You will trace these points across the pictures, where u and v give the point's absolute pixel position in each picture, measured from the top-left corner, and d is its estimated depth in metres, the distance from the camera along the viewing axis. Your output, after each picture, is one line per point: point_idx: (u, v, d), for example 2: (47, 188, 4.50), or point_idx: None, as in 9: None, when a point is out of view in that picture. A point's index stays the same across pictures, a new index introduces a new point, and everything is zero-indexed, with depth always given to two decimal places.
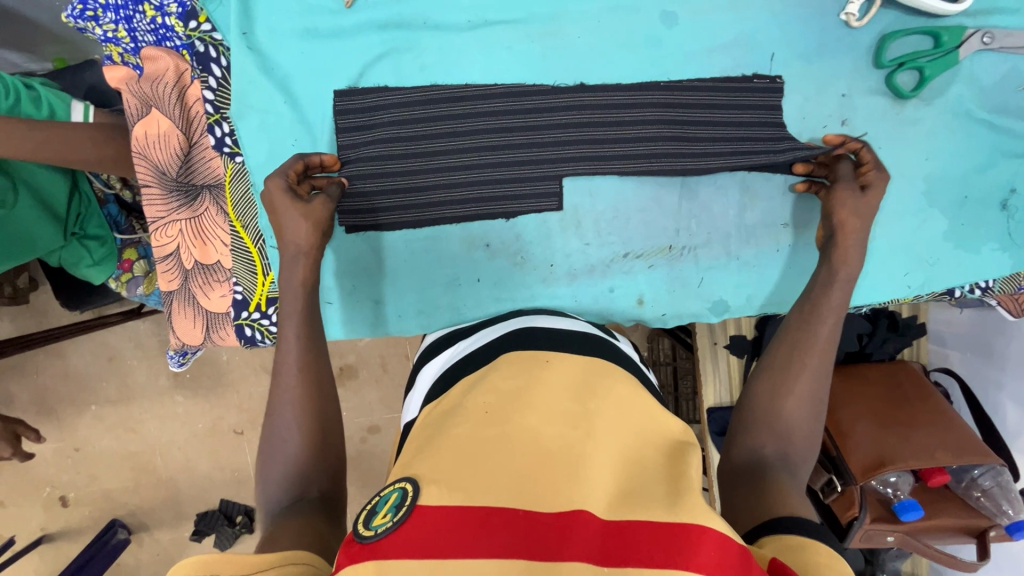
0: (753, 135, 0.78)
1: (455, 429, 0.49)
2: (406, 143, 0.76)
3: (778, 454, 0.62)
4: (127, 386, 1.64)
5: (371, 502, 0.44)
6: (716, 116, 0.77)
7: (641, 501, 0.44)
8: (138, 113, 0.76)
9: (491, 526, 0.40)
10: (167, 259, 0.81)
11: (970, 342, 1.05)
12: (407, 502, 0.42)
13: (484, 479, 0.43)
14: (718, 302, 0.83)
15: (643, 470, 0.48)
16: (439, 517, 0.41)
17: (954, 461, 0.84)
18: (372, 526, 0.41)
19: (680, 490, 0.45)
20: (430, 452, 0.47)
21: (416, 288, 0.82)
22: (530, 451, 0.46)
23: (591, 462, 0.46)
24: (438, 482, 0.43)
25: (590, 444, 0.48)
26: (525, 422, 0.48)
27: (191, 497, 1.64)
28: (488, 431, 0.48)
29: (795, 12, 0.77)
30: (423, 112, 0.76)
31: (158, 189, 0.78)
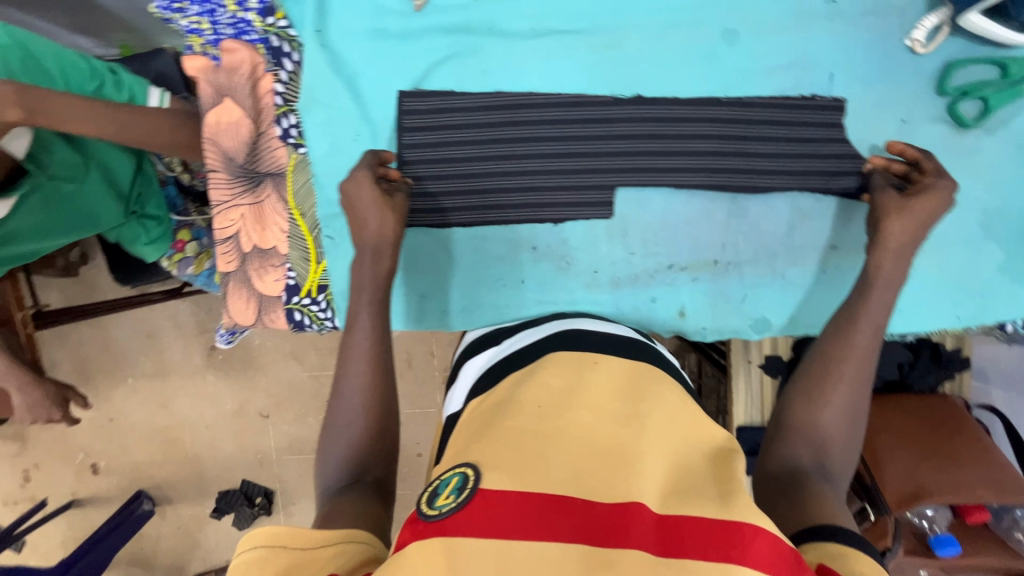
0: (806, 155, 0.78)
1: (509, 420, 0.50)
2: (464, 145, 0.79)
3: (818, 464, 0.61)
4: (163, 362, 1.70)
5: (433, 485, 0.45)
6: (771, 135, 0.78)
7: (692, 500, 0.45)
8: (212, 101, 0.80)
9: (547, 512, 0.41)
10: (227, 241, 0.85)
11: (1015, 381, 1.03)
12: (469, 485, 0.43)
13: (540, 468, 0.45)
14: (760, 320, 0.83)
15: (692, 472, 0.49)
16: (497, 500, 0.42)
17: (995, 499, 0.83)
18: (436, 505, 0.43)
19: (730, 490, 0.46)
20: (484, 440, 0.48)
21: (462, 285, 0.84)
22: (583, 447, 0.47)
23: (643, 460, 0.47)
24: (496, 468, 0.44)
25: (641, 443, 0.48)
26: (578, 419, 0.50)
27: (214, 476, 1.70)
28: (541, 425, 0.49)
29: (858, 35, 0.77)
30: (482, 117, 0.78)
31: (225, 174, 0.82)
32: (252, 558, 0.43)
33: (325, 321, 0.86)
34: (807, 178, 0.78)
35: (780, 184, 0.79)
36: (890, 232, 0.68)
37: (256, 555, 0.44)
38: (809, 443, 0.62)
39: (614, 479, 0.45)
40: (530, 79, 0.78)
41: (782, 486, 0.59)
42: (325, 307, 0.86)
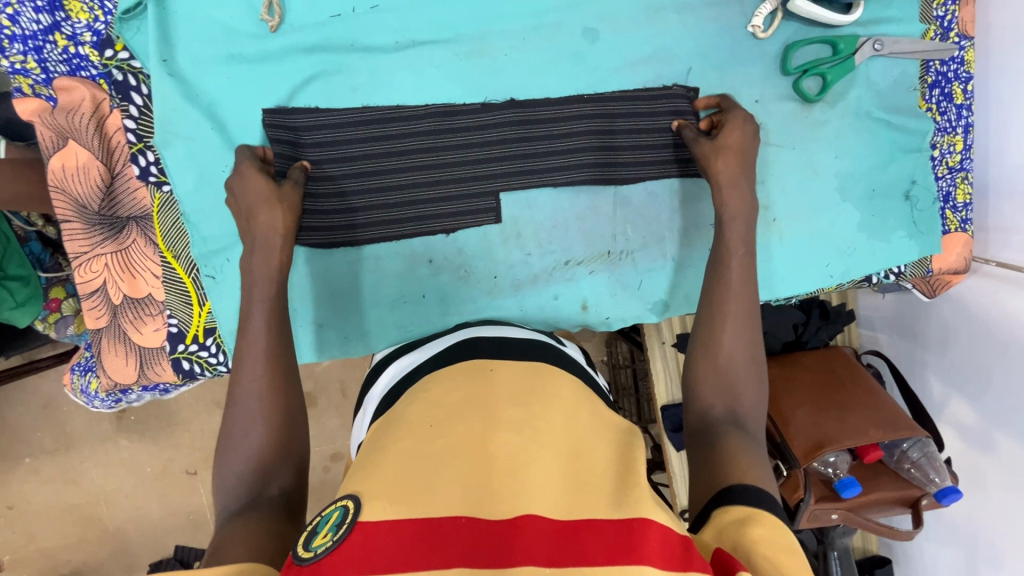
0: (674, 140, 0.82)
1: (400, 443, 0.50)
2: (341, 166, 0.76)
3: (727, 412, 0.63)
4: (65, 434, 1.54)
5: (313, 523, 0.44)
6: (638, 124, 0.81)
7: (586, 499, 0.46)
8: (55, 145, 0.73)
9: (439, 536, 0.41)
10: (93, 295, 0.78)
11: (895, 325, 1.13)
12: (348, 519, 0.42)
13: (430, 491, 0.44)
14: (658, 302, 0.86)
15: (589, 465, 0.50)
16: (386, 531, 0.41)
17: (885, 437, 0.90)
18: (312, 547, 0.41)
19: (624, 486, 0.47)
20: (373, 470, 0.47)
21: (363, 309, 0.82)
22: (475, 460, 0.47)
23: (537, 464, 0.47)
24: (380, 497, 0.43)
25: (535, 447, 0.49)
26: (469, 433, 0.50)
27: (143, 546, 1.56)
28: (432, 444, 0.49)
29: (707, 25, 0.82)
30: (357, 134, 0.76)
31: (80, 223, 0.75)
32: None
33: (218, 366, 0.81)
34: (676, 162, 0.83)
35: (655, 170, 0.83)
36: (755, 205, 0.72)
37: None
38: (715, 401, 0.64)
39: (506, 490, 0.45)
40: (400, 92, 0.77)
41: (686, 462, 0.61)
42: (216, 351, 0.80)
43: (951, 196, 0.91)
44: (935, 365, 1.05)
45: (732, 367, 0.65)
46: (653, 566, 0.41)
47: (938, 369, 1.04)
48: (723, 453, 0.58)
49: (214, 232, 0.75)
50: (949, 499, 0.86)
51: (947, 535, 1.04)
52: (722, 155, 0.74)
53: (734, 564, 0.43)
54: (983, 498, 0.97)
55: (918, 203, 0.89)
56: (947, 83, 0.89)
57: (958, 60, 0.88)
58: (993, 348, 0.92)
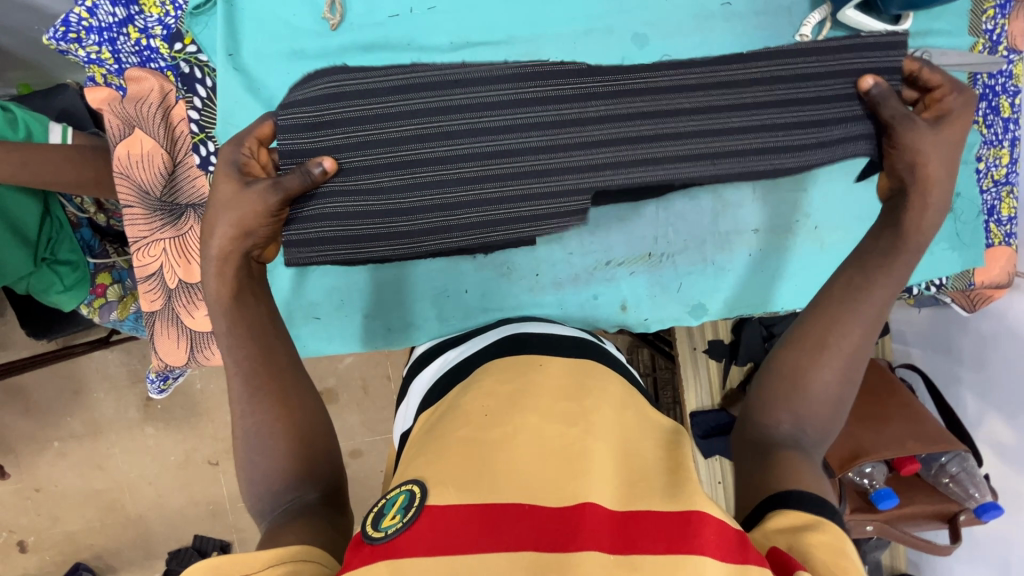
0: (756, 142, 0.76)
1: (456, 432, 0.50)
2: (369, 161, 0.70)
3: (793, 433, 0.59)
4: (93, 420, 1.57)
5: (378, 505, 0.45)
6: (709, 125, 0.74)
7: (642, 494, 0.46)
8: (121, 133, 0.76)
9: (501, 521, 0.42)
10: (150, 279, 0.80)
11: (930, 340, 1.12)
12: (416, 503, 0.43)
13: (490, 477, 0.45)
14: (697, 306, 0.87)
15: (641, 461, 0.50)
16: (448, 515, 0.42)
17: (924, 450, 0.89)
18: (382, 527, 0.42)
19: (679, 480, 0.47)
20: (433, 457, 0.48)
21: (406, 302, 0.83)
22: (533, 450, 0.47)
23: (592, 455, 0.47)
24: (444, 484, 0.44)
25: (590, 439, 0.49)
26: (525, 422, 0.50)
27: (162, 535, 1.59)
28: (488, 433, 0.49)
29: (754, 33, 0.83)
30: (388, 129, 0.71)
31: (141, 208, 0.78)
32: None
33: None
34: (834, 144, 0.75)
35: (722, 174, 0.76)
36: None
37: None
38: (783, 415, 0.59)
39: (564, 480, 0.45)
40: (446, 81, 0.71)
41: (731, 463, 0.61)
42: None
43: (995, 210, 0.91)
44: (970, 381, 1.04)
45: (823, 389, 0.59)
46: (712, 556, 0.40)
47: (974, 385, 1.03)
48: (776, 451, 0.57)
49: None
50: (989, 515, 0.85)
51: (982, 557, 1.02)
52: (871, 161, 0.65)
53: (795, 565, 0.43)
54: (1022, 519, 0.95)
55: (961, 216, 0.88)
56: (995, 96, 0.89)
57: (1007, 73, 0.88)
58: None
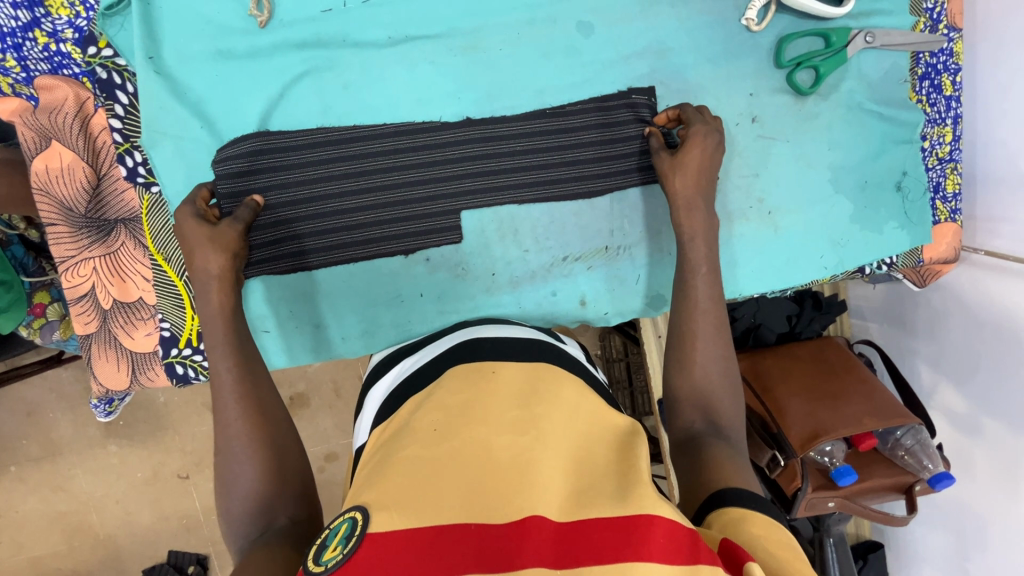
0: (629, 147, 0.81)
1: (405, 451, 0.48)
2: (298, 187, 0.74)
3: (708, 426, 0.62)
4: (51, 441, 1.51)
5: (322, 536, 0.43)
6: (597, 135, 0.80)
7: (591, 501, 0.44)
8: (37, 146, 0.71)
9: (443, 545, 0.40)
10: (82, 300, 0.76)
11: (886, 314, 1.15)
12: (357, 532, 0.41)
13: (435, 497, 0.43)
14: (656, 297, 0.86)
15: (594, 467, 0.48)
16: (389, 542, 0.40)
17: (880, 425, 0.91)
18: (323, 561, 0.40)
19: (631, 482, 0.45)
20: (380, 479, 0.46)
21: (359, 309, 0.81)
22: (481, 466, 0.45)
23: (540, 466, 0.46)
24: (388, 507, 0.42)
25: (539, 448, 0.47)
26: (472, 436, 0.48)
27: (134, 553, 1.54)
28: (436, 450, 0.47)
29: (701, 19, 0.82)
30: (314, 155, 0.75)
31: (66, 226, 0.73)
32: None
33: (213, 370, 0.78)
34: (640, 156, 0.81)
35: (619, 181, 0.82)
36: None
37: None
38: (694, 415, 0.63)
39: (510, 495, 0.43)
40: (351, 111, 0.76)
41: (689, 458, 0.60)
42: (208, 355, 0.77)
43: (941, 187, 0.93)
44: (925, 353, 1.07)
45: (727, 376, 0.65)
46: (659, 561, 0.38)
47: (928, 356, 1.06)
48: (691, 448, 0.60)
49: None
50: (942, 484, 0.88)
51: (938, 519, 1.06)
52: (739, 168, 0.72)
53: (744, 556, 0.41)
54: (972, 483, 0.99)
55: (910, 194, 0.90)
56: (936, 75, 0.90)
57: (947, 52, 0.89)
58: (981, 335, 0.94)
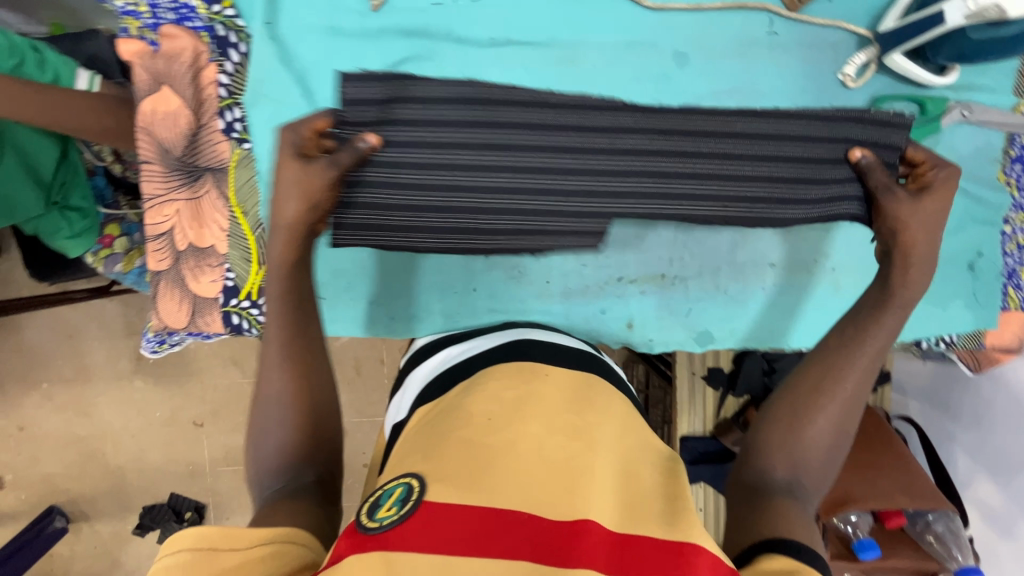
0: (813, 174, 0.79)
1: (457, 432, 0.48)
2: (416, 164, 0.74)
3: (788, 479, 0.58)
4: (84, 365, 1.57)
5: (375, 496, 0.45)
6: (765, 153, 0.79)
7: (639, 518, 0.44)
8: (149, 89, 0.75)
9: (494, 527, 0.41)
10: (160, 238, 0.79)
11: (928, 394, 1.13)
12: (412, 497, 0.42)
13: (489, 481, 0.44)
14: (703, 333, 0.86)
15: (640, 485, 0.48)
16: (442, 515, 0.41)
17: (910, 504, 0.89)
18: (377, 518, 0.42)
19: (678, 508, 0.45)
20: (434, 455, 0.46)
21: (411, 292, 0.83)
22: (534, 460, 0.46)
23: (592, 472, 0.46)
24: (443, 481, 0.43)
25: (592, 455, 0.47)
26: (526, 430, 0.48)
27: (139, 489, 1.59)
28: (489, 438, 0.47)
29: (800, 65, 0.81)
30: (436, 135, 0.74)
31: (160, 167, 0.77)
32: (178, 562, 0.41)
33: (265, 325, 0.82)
34: (833, 203, 0.79)
35: (775, 209, 0.80)
36: None
37: (177, 560, 0.41)
38: (778, 465, 0.59)
39: (563, 494, 0.44)
40: (505, 97, 0.75)
41: (752, 494, 0.57)
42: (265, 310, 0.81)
43: (1016, 274, 0.90)
44: (964, 442, 1.05)
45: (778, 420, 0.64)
46: None
47: (968, 446, 1.04)
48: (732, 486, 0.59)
49: None
50: None
51: None
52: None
53: None
54: None
55: (981, 275, 0.87)
56: None
57: None
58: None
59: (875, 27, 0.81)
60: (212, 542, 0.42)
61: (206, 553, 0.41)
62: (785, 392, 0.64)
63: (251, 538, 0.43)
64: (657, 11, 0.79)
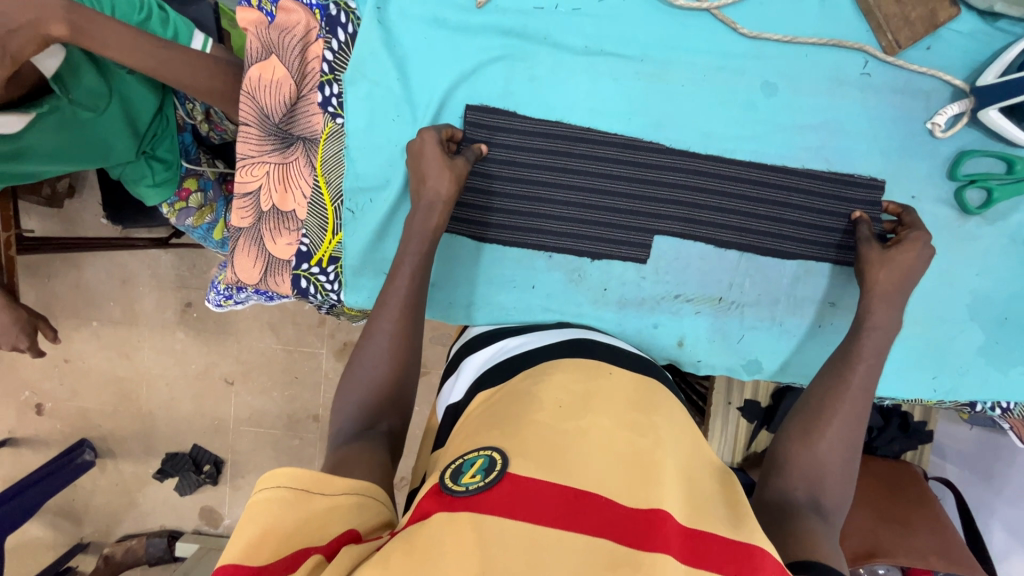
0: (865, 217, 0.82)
1: (534, 414, 0.51)
2: (519, 167, 0.82)
3: (810, 499, 0.62)
4: (133, 310, 1.65)
5: (457, 462, 0.48)
6: (812, 201, 0.82)
7: (705, 517, 0.46)
8: (257, 56, 0.79)
9: (574, 504, 0.43)
10: (247, 197, 0.83)
11: (970, 459, 1.12)
12: (497, 467, 0.45)
13: (565, 463, 0.46)
14: (752, 362, 0.86)
15: (702, 490, 0.50)
16: (524, 487, 0.44)
17: (944, 568, 0.87)
18: (462, 483, 0.45)
19: (739, 516, 0.47)
20: (510, 432, 0.50)
21: (470, 281, 0.85)
22: (608, 451, 0.48)
23: (662, 467, 0.48)
24: (523, 457, 0.46)
25: (661, 453, 0.50)
26: (598, 423, 0.51)
27: (165, 435, 1.66)
28: (564, 423, 0.50)
29: (887, 109, 0.81)
30: (540, 143, 0.81)
31: (257, 130, 0.81)
32: (279, 497, 0.46)
33: (330, 294, 0.86)
34: None
35: (825, 251, 0.83)
36: (878, 285, 0.73)
37: (279, 494, 0.46)
38: (799, 484, 0.63)
39: (636, 486, 0.45)
40: (603, 115, 0.82)
41: (777, 514, 0.60)
42: (333, 279, 0.85)
43: None
44: (1004, 516, 1.06)
45: (828, 457, 0.65)
46: None
47: (1008, 520, 1.05)
48: (779, 513, 0.60)
49: (366, 171, 0.82)
50: None
51: None
52: (885, 267, 0.73)
53: None
54: None
55: None
56: None
57: None
58: None
59: (973, 80, 0.80)
60: (306, 484, 0.47)
61: (302, 493, 0.47)
62: (802, 414, 0.69)
63: (340, 486, 0.49)
64: (753, 39, 0.80)
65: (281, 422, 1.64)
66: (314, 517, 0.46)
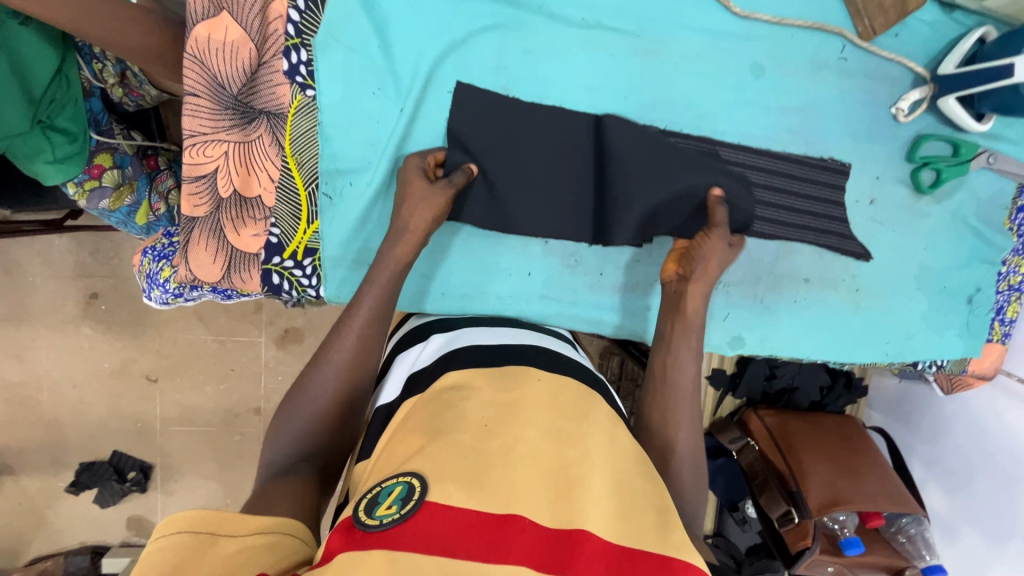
0: (831, 200, 0.87)
1: (458, 434, 0.52)
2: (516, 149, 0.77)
3: None
4: (23, 305, 1.41)
5: (373, 491, 0.48)
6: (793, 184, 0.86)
7: (633, 529, 0.48)
8: (203, 12, 0.66)
9: (494, 536, 0.45)
10: (200, 180, 0.71)
11: (891, 407, 1.28)
12: (414, 496, 0.46)
13: (497, 489, 0.48)
14: (736, 338, 0.89)
15: (632, 490, 0.52)
16: (446, 517, 0.45)
17: (891, 508, 0.99)
18: (377, 515, 0.46)
19: (667, 520, 0.51)
20: (435, 452, 0.50)
21: (465, 270, 0.81)
22: (532, 465, 0.50)
23: (589, 479, 0.50)
24: (448, 482, 0.47)
25: (586, 462, 0.52)
26: (523, 436, 0.53)
27: (76, 444, 1.45)
28: (489, 443, 0.52)
29: (859, 94, 0.85)
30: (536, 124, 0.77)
31: (209, 101, 0.69)
32: (177, 543, 0.44)
33: (308, 289, 0.77)
34: (845, 238, 0.89)
35: (801, 232, 0.87)
36: None
37: (179, 540, 0.44)
38: None
39: (557, 505, 0.48)
40: (599, 95, 0.79)
41: None
42: (310, 273, 0.77)
43: (1003, 310, 0.98)
44: (921, 453, 1.21)
45: None
46: None
47: (923, 456, 1.21)
48: None
49: (344, 151, 0.73)
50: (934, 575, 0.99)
51: None
52: None
53: None
54: None
55: (976, 309, 0.96)
56: None
57: None
58: (982, 452, 1.08)
59: (932, 68, 0.85)
60: (212, 526, 0.46)
61: (206, 536, 0.45)
62: None
63: (250, 525, 0.48)
64: (744, 19, 0.80)
65: (217, 418, 1.48)
66: (218, 557, 0.44)
